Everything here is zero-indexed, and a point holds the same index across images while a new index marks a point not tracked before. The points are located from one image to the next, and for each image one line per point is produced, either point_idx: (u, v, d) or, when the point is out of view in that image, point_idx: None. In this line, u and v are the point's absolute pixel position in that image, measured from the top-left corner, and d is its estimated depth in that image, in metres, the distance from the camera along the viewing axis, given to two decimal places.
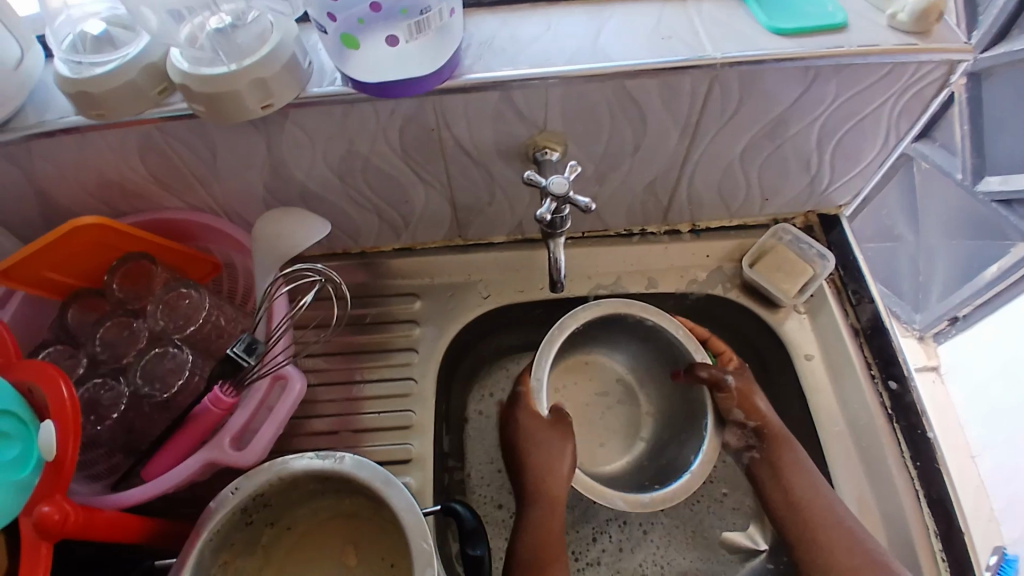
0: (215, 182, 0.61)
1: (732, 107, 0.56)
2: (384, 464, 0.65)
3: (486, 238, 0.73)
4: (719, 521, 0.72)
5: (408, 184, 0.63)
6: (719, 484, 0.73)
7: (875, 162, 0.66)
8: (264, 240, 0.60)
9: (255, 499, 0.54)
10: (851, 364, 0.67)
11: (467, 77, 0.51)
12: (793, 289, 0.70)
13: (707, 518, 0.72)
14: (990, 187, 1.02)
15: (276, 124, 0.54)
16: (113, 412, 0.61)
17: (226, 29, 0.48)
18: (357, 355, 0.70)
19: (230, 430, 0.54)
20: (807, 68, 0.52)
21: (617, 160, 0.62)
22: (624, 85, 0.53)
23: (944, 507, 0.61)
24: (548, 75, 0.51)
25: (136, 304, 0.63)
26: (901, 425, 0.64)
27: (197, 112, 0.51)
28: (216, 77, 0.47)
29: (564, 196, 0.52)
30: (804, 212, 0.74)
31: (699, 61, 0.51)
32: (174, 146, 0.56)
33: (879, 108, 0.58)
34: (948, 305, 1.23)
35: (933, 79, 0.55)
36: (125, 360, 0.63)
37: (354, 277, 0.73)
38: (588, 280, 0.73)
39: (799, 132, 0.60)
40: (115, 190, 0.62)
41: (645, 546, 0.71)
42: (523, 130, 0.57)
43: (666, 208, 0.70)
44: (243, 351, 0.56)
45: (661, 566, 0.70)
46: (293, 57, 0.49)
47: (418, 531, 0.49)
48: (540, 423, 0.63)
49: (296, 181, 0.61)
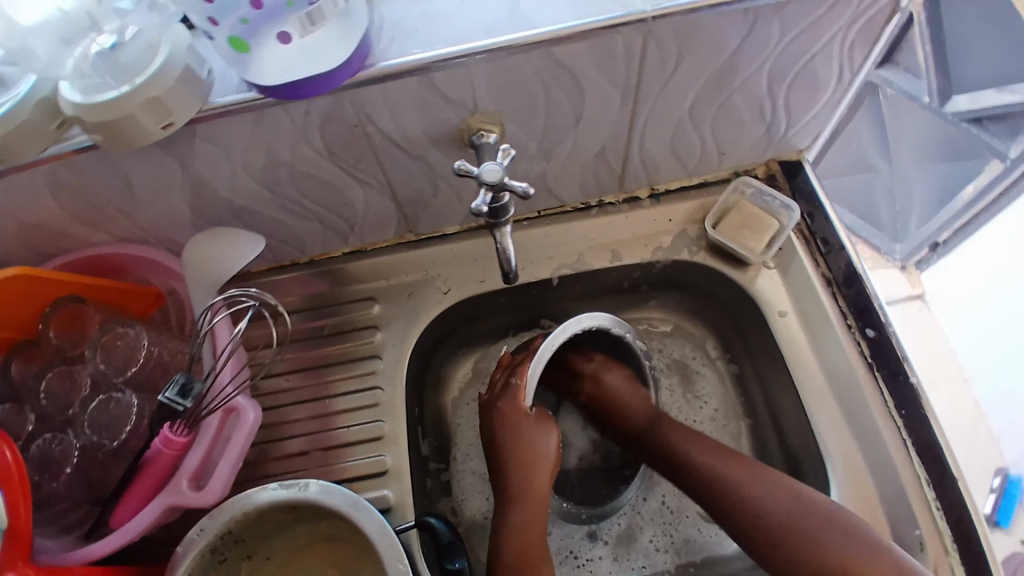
0: (137, 210, 0.57)
1: (672, 62, 0.52)
2: (357, 481, 0.62)
3: (439, 229, 0.69)
4: None
5: (342, 185, 0.59)
6: (709, 399, 0.73)
7: (832, 100, 0.62)
8: (194, 265, 0.57)
9: (223, 537, 0.52)
10: (826, 316, 0.65)
11: (382, 65, 0.47)
12: (760, 245, 0.67)
13: None
14: (959, 107, 1.01)
15: (185, 141, 0.49)
16: (66, 466, 0.58)
17: (107, 53, 0.44)
18: (321, 369, 0.67)
19: (186, 471, 0.52)
20: (747, 10, 0.48)
21: (561, 132, 0.58)
22: (552, 53, 0.49)
23: (934, 453, 0.59)
24: (470, 52, 0.48)
25: (75, 351, 0.60)
26: (883, 373, 0.62)
27: (96, 143, 0.46)
28: (107, 103, 0.43)
29: (500, 183, 0.49)
30: (765, 161, 0.70)
31: (630, 18, 0.47)
32: (86, 179, 0.52)
33: (830, 43, 0.54)
34: (928, 231, 1.19)
35: (881, 6, 0.51)
36: (70, 412, 0.60)
37: (310, 287, 0.70)
38: (549, 260, 0.70)
39: (747, 80, 0.56)
40: (35, 233, 0.57)
41: (655, 521, 0.69)
42: (454, 114, 0.53)
43: (621, 176, 0.67)
44: (178, 394, 0.52)
45: (672, 535, 0.68)
46: (187, 69, 0.45)
47: (392, 552, 0.48)
48: (524, 418, 0.62)
49: (222, 199, 0.57)
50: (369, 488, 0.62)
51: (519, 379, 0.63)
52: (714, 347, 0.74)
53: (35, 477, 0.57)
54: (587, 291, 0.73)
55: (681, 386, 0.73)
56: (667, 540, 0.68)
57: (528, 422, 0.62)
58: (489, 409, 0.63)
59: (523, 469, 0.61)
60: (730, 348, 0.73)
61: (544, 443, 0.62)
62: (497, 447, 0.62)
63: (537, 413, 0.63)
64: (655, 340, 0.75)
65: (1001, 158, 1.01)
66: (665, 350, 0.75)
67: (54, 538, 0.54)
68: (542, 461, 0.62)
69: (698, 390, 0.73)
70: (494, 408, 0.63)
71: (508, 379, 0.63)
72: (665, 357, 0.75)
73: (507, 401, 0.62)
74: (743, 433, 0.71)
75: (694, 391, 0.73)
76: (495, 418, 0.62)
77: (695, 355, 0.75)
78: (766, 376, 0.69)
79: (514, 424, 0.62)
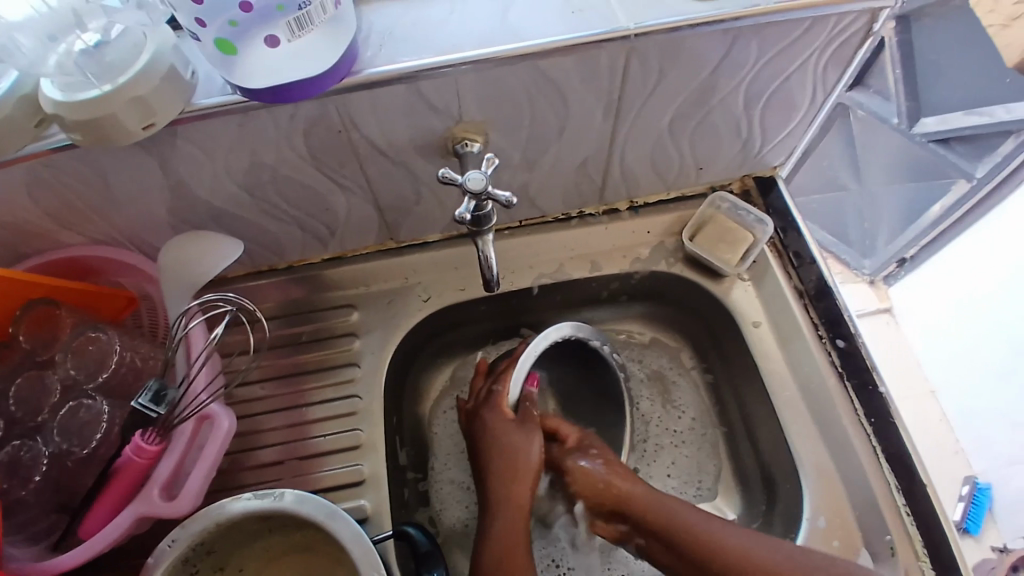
0: (114, 211, 0.56)
1: (655, 77, 0.53)
2: (333, 491, 0.61)
3: (420, 237, 0.70)
4: (694, 464, 0.72)
5: (324, 191, 0.59)
6: (687, 410, 0.74)
7: (806, 119, 0.64)
8: (170, 268, 0.57)
9: (195, 547, 0.51)
10: (798, 328, 0.67)
11: (369, 72, 0.47)
12: (735, 258, 0.69)
13: (680, 458, 0.72)
14: (926, 128, 1.05)
15: (167, 142, 0.49)
16: (36, 473, 0.56)
17: (91, 50, 0.43)
18: (297, 377, 0.66)
19: (158, 479, 0.51)
20: (727, 30, 0.50)
21: (544, 143, 0.59)
22: (538, 65, 0.50)
23: (903, 461, 0.61)
24: (456, 62, 0.48)
25: (45, 354, 0.59)
26: (853, 383, 0.64)
27: (75, 141, 0.46)
28: (89, 102, 0.43)
29: (484, 191, 0.50)
30: (740, 177, 0.72)
31: (614, 34, 0.49)
32: (63, 178, 0.51)
33: (805, 65, 0.56)
34: (895, 248, 1.24)
35: (855, 30, 0.53)
36: (40, 416, 0.58)
37: (289, 293, 0.69)
38: (530, 270, 0.71)
39: (726, 97, 0.58)
40: (6, 232, 0.56)
41: None
42: (439, 122, 0.53)
43: (602, 188, 0.68)
44: (151, 400, 0.51)
45: None
46: (171, 69, 0.45)
47: (367, 561, 0.48)
48: (507, 424, 0.63)
49: (202, 202, 0.57)
50: (345, 498, 0.61)
51: (501, 385, 0.66)
52: (690, 358, 0.75)
53: (3, 482, 0.55)
54: (567, 301, 0.74)
55: (659, 398, 0.74)
56: None
57: (510, 428, 0.63)
58: (473, 418, 0.66)
59: (503, 476, 0.61)
60: (706, 358, 0.74)
61: (526, 448, 0.62)
62: (480, 454, 0.64)
63: (523, 419, 0.64)
64: (633, 355, 0.76)
65: (967, 177, 1.05)
66: (644, 362, 0.76)
67: (22, 548, 0.53)
68: (522, 466, 0.62)
69: (675, 401, 0.74)
70: (477, 417, 0.65)
71: (490, 387, 0.66)
72: (644, 369, 0.76)
73: (490, 409, 0.64)
74: (720, 441, 0.72)
75: (671, 401, 0.74)
76: (478, 426, 0.64)
77: (672, 367, 0.76)
78: (740, 386, 0.70)
79: (495, 430, 0.63)
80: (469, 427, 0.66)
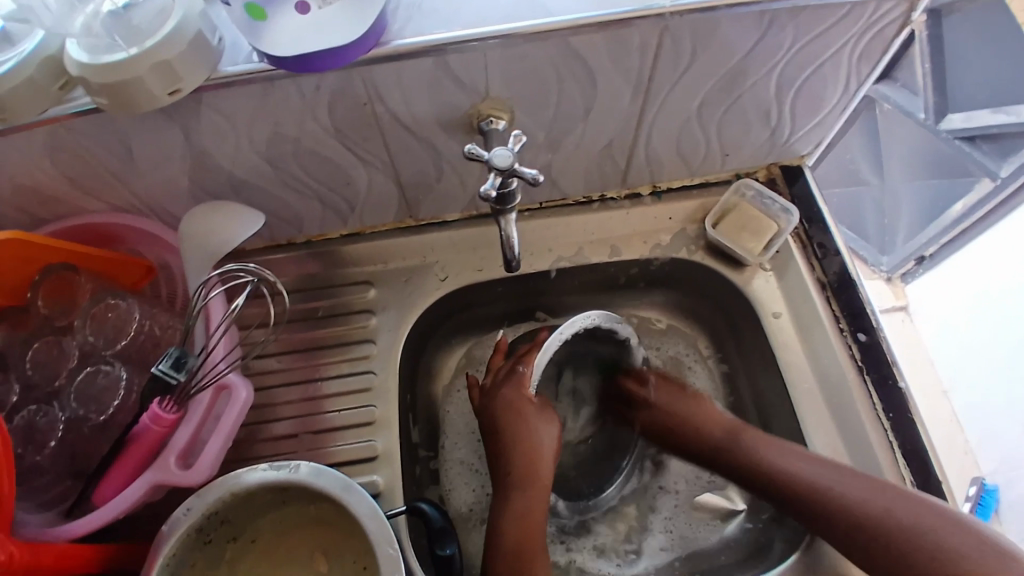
0: (135, 179, 0.56)
1: (686, 60, 0.52)
2: (346, 465, 0.62)
3: (440, 216, 0.69)
4: None
5: (346, 165, 0.58)
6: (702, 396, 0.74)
7: (838, 108, 0.63)
8: (191, 237, 0.56)
9: (210, 516, 0.52)
10: (819, 321, 0.66)
11: (396, 44, 0.47)
12: (758, 247, 0.68)
13: None
14: (953, 124, 1.03)
15: (190, 110, 0.49)
16: (51, 438, 0.56)
17: (119, 12, 0.42)
18: (313, 351, 0.66)
19: (175, 448, 0.51)
20: (763, 13, 0.49)
21: (570, 123, 0.58)
22: (568, 42, 0.49)
23: (920, 457, 0.60)
24: (486, 37, 0.47)
25: (64, 320, 0.59)
26: (873, 377, 0.63)
27: (99, 106, 0.45)
28: (116, 65, 0.42)
29: (509, 169, 0.49)
30: (766, 165, 0.71)
31: (648, 12, 0.48)
32: (86, 144, 0.51)
33: (840, 52, 0.55)
34: (914, 245, 1.22)
35: (893, 18, 0.52)
36: (57, 382, 0.59)
37: (305, 267, 0.69)
38: (548, 252, 0.70)
39: (757, 82, 0.57)
40: (27, 196, 0.56)
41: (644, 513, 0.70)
42: (465, 98, 0.53)
43: (625, 171, 0.67)
44: (171, 367, 0.51)
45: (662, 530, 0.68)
46: (198, 34, 0.44)
47: (383, 536, 0.48)
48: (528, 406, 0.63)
49: (223, 171, 0.56)
50: (358, 472, 0.62)
51: (524, 367, 0.64)
52: (707, 346, 0.75)
53: (19, 448, 0.56)
54: (585, 285, 0.73)
55: None
56: (656, 534, 0.68)
57: (531, 410, 0.63)
58: (491, 393, 0.64)
59: (519, 460, 0.61)
60: (723, 347, 0.74)
61: (545, 435, 0.62)
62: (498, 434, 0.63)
63: (541, 404, 0.64)
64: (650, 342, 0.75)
65: (992, 176, 1.03)
66: (661, 349, 0.75)
67: (35, 514, 0.53)
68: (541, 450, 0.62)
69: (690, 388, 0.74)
70: (497, 393, 0.64)
71: (513, 365, 0.65)
72: (661, 355, 0.75)
73: (511, 387, 0.63)
74: None
75: None
76: (496, 403, 0.63)
77: (689, 353, 0.75)
78: (757, 376, 0.69)
79: (517, 409, 0.62)
80: (485, 404, 0.65)
